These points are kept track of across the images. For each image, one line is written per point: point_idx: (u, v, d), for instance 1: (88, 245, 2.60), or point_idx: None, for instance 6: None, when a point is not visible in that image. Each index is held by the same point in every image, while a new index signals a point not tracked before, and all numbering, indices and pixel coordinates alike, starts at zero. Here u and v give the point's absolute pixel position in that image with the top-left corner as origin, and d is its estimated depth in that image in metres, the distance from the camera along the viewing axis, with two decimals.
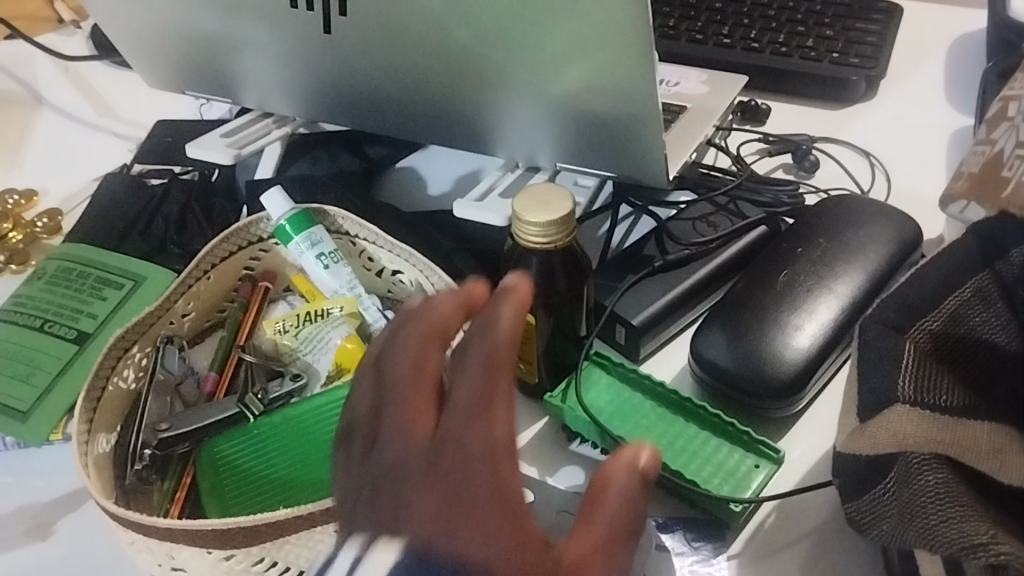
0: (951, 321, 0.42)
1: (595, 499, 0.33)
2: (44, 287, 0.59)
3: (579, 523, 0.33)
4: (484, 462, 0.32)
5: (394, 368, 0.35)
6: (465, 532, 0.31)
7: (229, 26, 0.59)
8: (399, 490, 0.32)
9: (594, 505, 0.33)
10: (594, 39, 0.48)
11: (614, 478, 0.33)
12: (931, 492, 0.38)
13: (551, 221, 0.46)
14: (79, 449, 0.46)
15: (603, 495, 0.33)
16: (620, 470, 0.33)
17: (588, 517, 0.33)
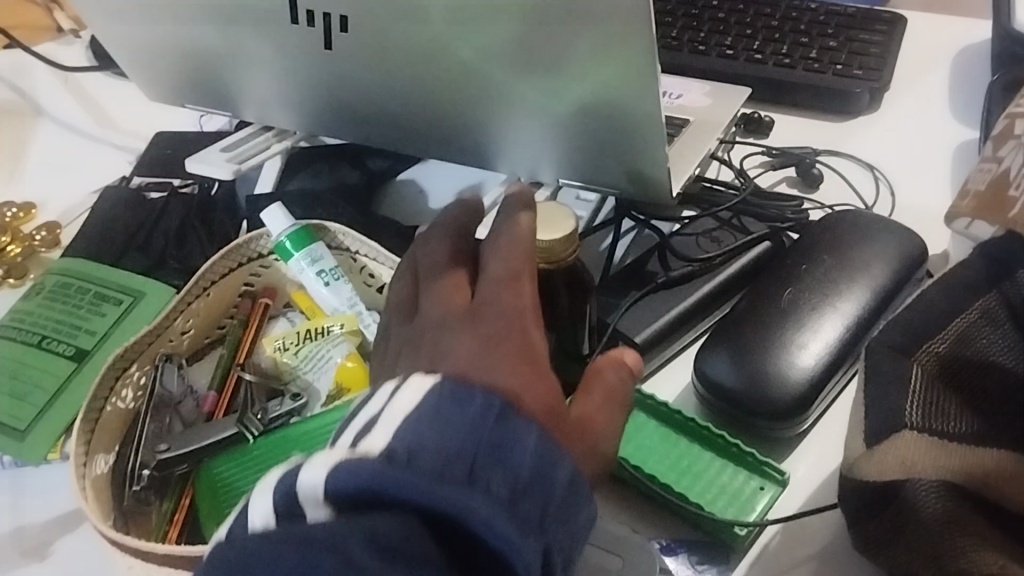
0: (959, 342, 0.41)
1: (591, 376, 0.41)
2: (41, 302, 0.59)
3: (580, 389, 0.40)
4: (515, 319, 0.40)
5: (435, 263, 0.45)
6: (500, 363, 0.37)
7: (228, 41, 0.58)
8: (440, 341, 0.39)
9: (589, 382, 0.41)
10: (597, 55, 0.47)
11: (608, 363, 0.41)
12: (941, 520, 0.38)
13: (557, 240, 0.46)
14: (76, 472, 0.46)
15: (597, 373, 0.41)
16: (607, 361, 0.41)
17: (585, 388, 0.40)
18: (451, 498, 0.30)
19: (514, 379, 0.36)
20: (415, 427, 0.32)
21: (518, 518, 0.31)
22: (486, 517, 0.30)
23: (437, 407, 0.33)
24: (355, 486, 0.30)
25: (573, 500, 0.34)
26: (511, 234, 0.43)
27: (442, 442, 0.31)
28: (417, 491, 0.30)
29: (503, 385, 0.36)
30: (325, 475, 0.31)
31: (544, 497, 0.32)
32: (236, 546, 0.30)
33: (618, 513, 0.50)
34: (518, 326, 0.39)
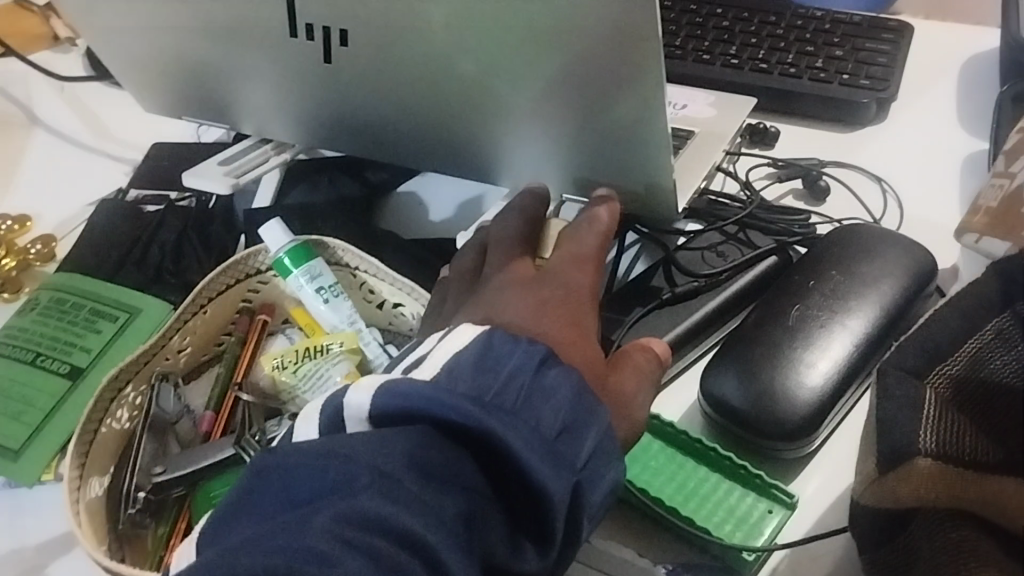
0: (972, 365, 0.39)
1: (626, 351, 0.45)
2: (36, 319, 0.58)
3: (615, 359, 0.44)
4: (572, 296, 0.44)
5: (503, 232, 0.49)
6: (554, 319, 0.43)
7: (226, 53, 0.57)
8: (500, 299, 0.44)
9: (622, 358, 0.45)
10: (603, 69, 0.46)
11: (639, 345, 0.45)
12: (959, 549, 0.37)
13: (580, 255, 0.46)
14: (69, 496, 0.45)
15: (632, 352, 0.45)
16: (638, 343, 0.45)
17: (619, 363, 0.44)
18: (490, 425, 0.34)
19: (565, 335, 0.42)
20: (463, 361, 0.37)
21: (557, 452, 0.35)
22: (520, 448, 0.34)
23: (481, 349, 0.38)
24: (396, 408, 0.36)
25: (606, 441, 0.37)
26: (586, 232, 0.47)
27: (483, 378, 0.36)
28: (456, 412, 0.35)
29: (554, 333, 0.42)
30: (369, 397, 0.36)
31: (580, 435, 0.36)
32: (279, 453, 0.36)
33: (623, 536, 0.49)
34: (573, 302, 0.44)
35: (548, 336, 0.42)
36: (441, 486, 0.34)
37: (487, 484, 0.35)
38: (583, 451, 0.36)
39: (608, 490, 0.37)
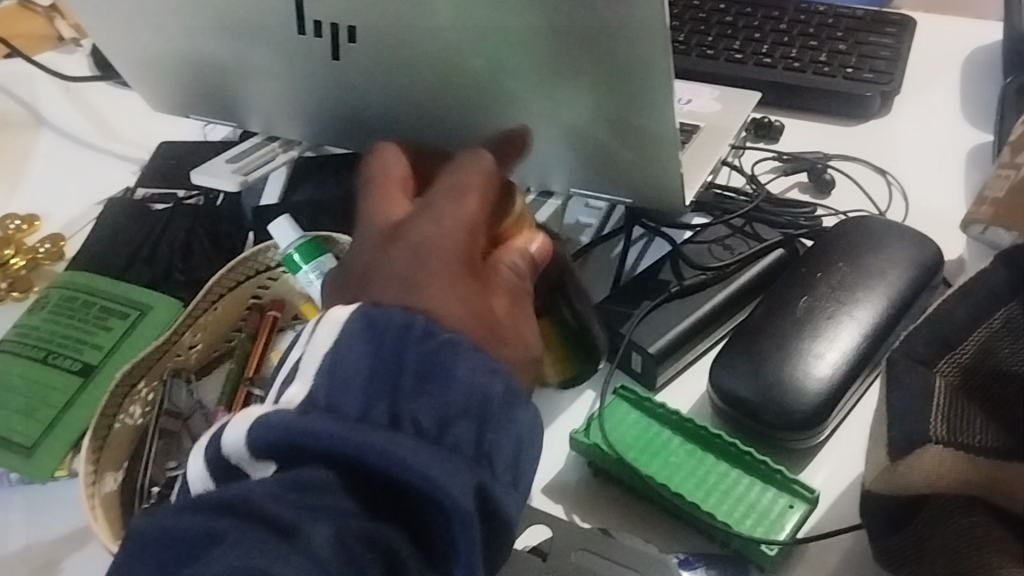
0: (982, 352, 0.39)
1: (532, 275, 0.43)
2: (46, 317, 0.58)
3: (517, 292, 0.42)
4: (454, 251, 0.41)
5: (382, 173, 0.46)
6: (441, 283, 0.39)
7: (234, 51, 0.58)
8: (373, 254, 0.41)
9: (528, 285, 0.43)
10: (611, 61, 0.46)
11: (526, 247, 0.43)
12: (972, 537, 0.38)
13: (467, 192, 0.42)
14: (85, 490, 0.45)
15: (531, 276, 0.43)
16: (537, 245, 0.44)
17: (524, 302, 0.42)
18: (372, 441, 0.35)
19: (458, 299, 0.39)
20: (335, 367, 0.37)
21: (449, 454, 0.36)
22: (407, 461, 0.35)
23: (352, 341, 0.38)
24: (275, 442, 0.36)
25: (513, 413, 0.38)
26: (464, 172, 0.43)
27: (366, 387, 0.37)
28: (334, 440, 0.35)
29: (431, 303, 0.39)
30: (246, 433, 0.37)
31: (476, 416, 0.37)
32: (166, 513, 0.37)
33: (635, 527, 0.49)
34: (458, 257, 0.41)
35: (422, 305, 0.39)
36: (339, 517, 0.35)
37: (384, 491, 0.36)
38: (471, 437, 0.37)
39: (518, 450, 0.38)
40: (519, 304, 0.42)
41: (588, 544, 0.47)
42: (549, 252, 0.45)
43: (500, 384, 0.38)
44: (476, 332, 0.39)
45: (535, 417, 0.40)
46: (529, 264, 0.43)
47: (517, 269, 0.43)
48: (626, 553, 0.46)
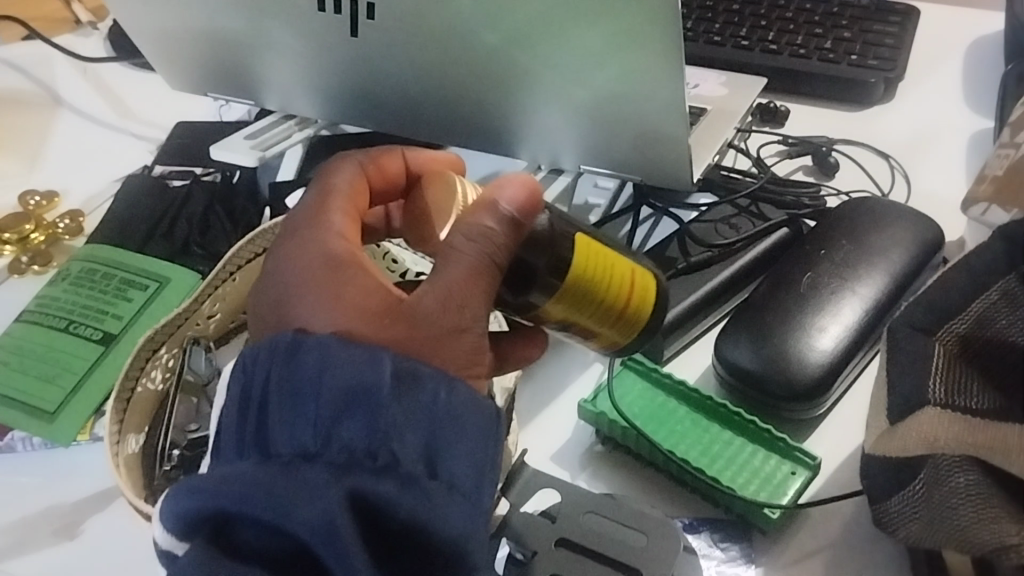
0: (979, 323, 0.40)
1: (490, 239, 0.39)
2: (67, 288, 0.60)
3: (459, 271, 0.39)
4: (327, 249, 0.40)
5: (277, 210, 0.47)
6: (321, 285, 0.39)
7: (255, 28, 0.59)
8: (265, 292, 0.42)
9: (480, 255, 0.39)
10: (623, 37, 0.48)
11: (494, 209, 0.40)
12: (967, 496, 0.39)
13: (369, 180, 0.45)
14: (110, 449, 0.47)
15: (489, 241, 0.39)
16: (511, 200, 0.40)
17: (471, 278, 0.39)
18: (237, 479, 0.34)
19: (347, 294, 0.39)
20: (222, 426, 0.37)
21: (319, 467, 0.34)
22: (274, 491, 0.33)
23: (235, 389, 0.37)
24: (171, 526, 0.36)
25: (414, 400, 0.36)
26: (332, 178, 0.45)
27: (239, 416, 0.36)
28: (201, 491, 0.34)
29: (309, 308, 0.39)
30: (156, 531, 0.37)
31: (358, 411, 0.35)
32: None
33: (641, 492, 0.51)
34: (343, 252, 0.40)
35: (301, 315, 0.39)
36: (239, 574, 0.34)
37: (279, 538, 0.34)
38: (354, 441, 0.35)
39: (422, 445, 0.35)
40: (454, 276, 0.39)
41: (596, 508, 0.48)
42: (534, 187, 0.41)
43: (382, 374, 0.35)
44: (367, 323, 0.38)
45: (452, 402, 0.36)
46: (477, 227, 0.39)
47: (459, 243, 0.39)
48: (633, 517, 0.47)
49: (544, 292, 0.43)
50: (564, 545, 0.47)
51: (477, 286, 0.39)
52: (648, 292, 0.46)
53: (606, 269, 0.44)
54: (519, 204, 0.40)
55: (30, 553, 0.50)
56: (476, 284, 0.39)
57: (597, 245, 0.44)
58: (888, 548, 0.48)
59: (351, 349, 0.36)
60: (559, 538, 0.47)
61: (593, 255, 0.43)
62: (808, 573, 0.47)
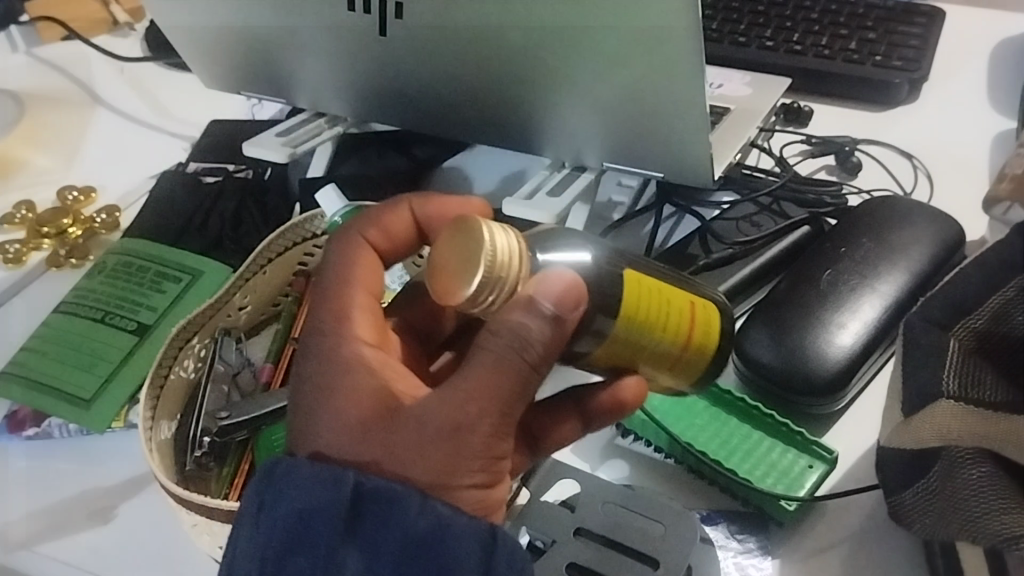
0: (996, 319, 0.40)
1: (526, 349, 0.36)
2: (103, 280, 0.61)
3: (469, 384, 0.36)
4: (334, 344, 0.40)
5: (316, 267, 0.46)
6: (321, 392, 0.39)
7: (287, 28, 0.61)
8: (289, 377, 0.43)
9: (496, 366, 0.36)
10: (645, 35, 0.49)
11: (532, 305, 0.36)
12: (980, 485, 0.40)
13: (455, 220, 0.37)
14: (144, 433, 0.48)
15: (534, 350, 0.36)
16: (548, 295, 0.36)
17: (486, 397, 0.36)
18: None
19: (344, 407, 0.38)
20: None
21: None
22: None
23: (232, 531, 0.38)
24: None
25: (372, 529, 0.36)
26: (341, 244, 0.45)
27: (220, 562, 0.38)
28: None
29: (308, 416, 0.39)
30: None
31: (311, 542, 0.36)
32: None
33: (659, 484, 0.52)
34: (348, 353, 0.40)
35: (303, 420, 0.39)
36: None
37: None
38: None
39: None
40: (453, 391, 0.37)
41: (615, 498, 0.49)
42: (568, 284, 0.37)
43: (335, 502, 0.36)
44: (358, 438, 0.37)
45: (427, 518, 0.36)
46: (504, 337, 0.36)
47: (482, 353, 0.36)
48: (651, 506, 0.48)
49: (594, 339, 0.40)
50: (582, 534, 0.48)
51: (487, 403, 0.36)
52: (712, 325, 0.44)
53: (658, 306, 0.41)
54: (558, 300, 0.36)
55: (67, 535, 0.52)
56: (485, 393, 0.36)
57: (646, 281, 0.41)
58: (904, 542, 0.48)
59: (317, 476, 0.36)
60: (577, 527, 0.48)
61: (644, 294, 0.40)
62: (824, 565, 0.48)
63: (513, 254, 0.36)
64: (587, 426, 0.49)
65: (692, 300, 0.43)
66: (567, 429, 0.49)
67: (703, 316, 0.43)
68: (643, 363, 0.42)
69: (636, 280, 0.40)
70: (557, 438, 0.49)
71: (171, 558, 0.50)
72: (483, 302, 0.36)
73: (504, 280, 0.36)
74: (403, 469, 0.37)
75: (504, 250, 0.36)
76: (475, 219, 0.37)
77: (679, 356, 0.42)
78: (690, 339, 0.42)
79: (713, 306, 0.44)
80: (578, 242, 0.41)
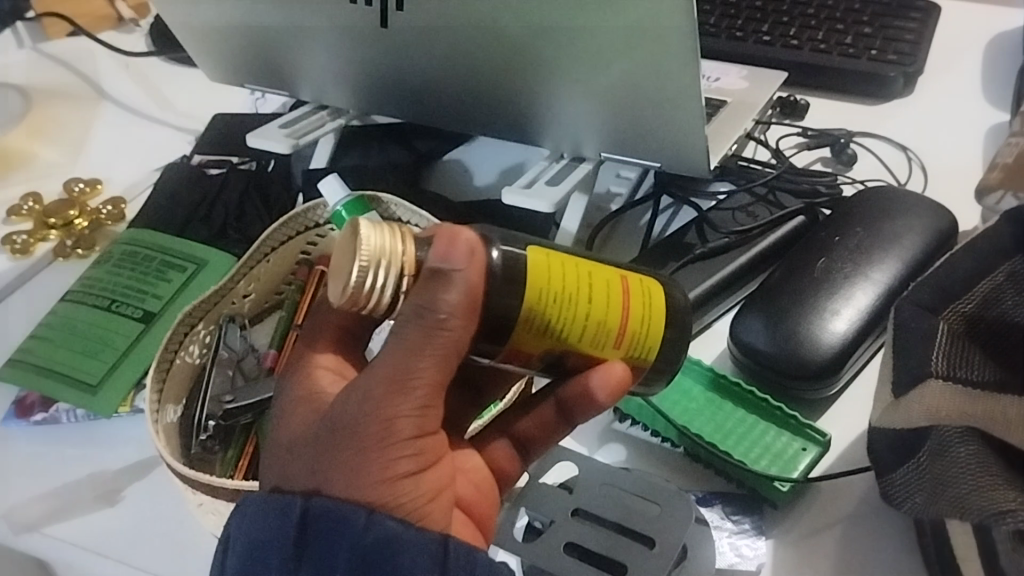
0: (985, 304, 0.41)
1: (429, 321, 0.36)
2: (110, 269, 0.63)
3: (375, 383, 0.37)
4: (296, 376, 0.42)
5: None
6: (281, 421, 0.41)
7: (292, 21, 0.62)
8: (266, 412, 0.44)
9: (398, 356, 0.36)
10: (642, 26, 0.50)
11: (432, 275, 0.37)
12: (967, 463, 0.40)
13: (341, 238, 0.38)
14: (150, 415, 0.49)
15: (438, 317, 0.36)
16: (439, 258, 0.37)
17: (394, 392, 0.36)
18: None
19: (291, 430, 0.40)
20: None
21: None
22: None
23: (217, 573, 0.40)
24: None
25: (320, 549, 0.36)
26: None
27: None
28: None
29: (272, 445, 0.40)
30: None
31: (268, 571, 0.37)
32: None
33: (656, 466, 0.53)
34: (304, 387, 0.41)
35: (269, 453, 0.40)
36: None
37: None
38: None
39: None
40: (363, 396, 0.37)
41: (611, 480, 0.50)
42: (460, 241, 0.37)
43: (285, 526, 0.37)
44: (299, 454, 0.38)
45: (372, 530, 0.36)
46: (403, 320, 0.36)
47: (392, 342, 0.37)
48: (647, 488, 0.49)
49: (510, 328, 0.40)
50: (580, 515, 0.49)
51: (398, 402, 0.36)
52: (654, 299, 0.43)
53: (575, 277, 0.40)
54: (445, 256, 0.37)
55: (73, 517, 0.53)
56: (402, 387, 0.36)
57: (558, 257, 0.40)
58: (896, 523, 0.49)
59: (269, 509, 0.38)
60: (575, 507, 0.49)
61: (551, 267, 0.40)
62: (818, 546, 0.48)
63: (392, 245, 0.38)
64: (573, 424, 0.46)
65: (619, 274, 0.42)
66: (550, 429, 0.47)
67: (637, 288, 0.43)
68: (573, 341, 0.41)
69: (545, 256, 0.40)
70: (543, 439, 0.47)
71: (177, 539, 0.51)
72: (382, 296, 0.37)
73: (388, 268, 0.37)
74: (340, 485, 0.37)
75: (377, 242, 0.37)
76: (353, 223, 0.38)
77: (614, 328, 0.42)
78: (622, 312, 0.42)
79: (655, 282, 0.44)
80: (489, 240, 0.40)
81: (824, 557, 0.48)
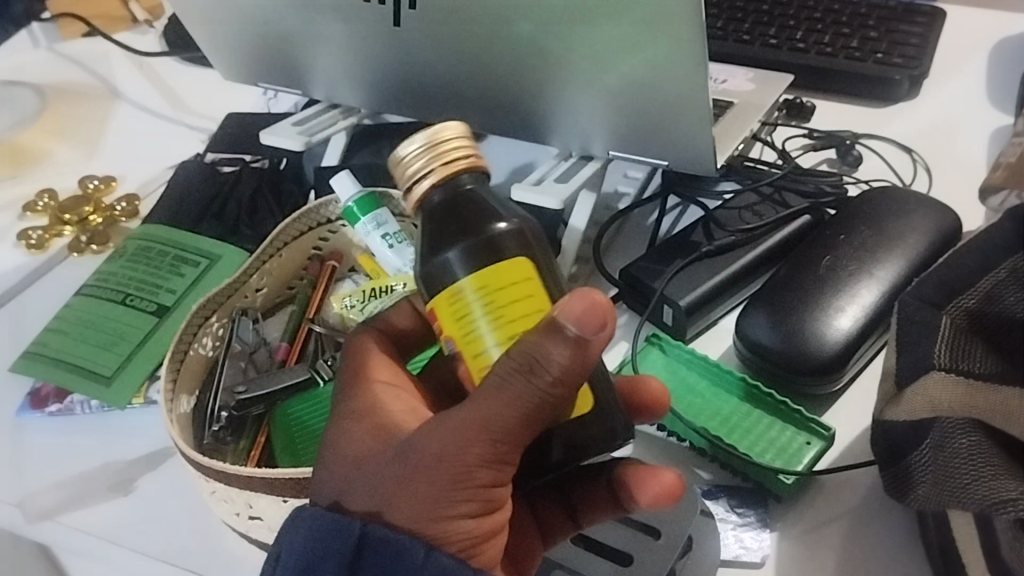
0: (986, 300, 0.42)
1: (536, 373, 0.35)
2: (124, 264, 0.63)
3: (465, 420, 0.37)
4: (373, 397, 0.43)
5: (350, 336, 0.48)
6: (365, 436, 0.41)
7: (306, 20, 0.63)
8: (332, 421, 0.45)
9: (494, 399, 0.36)
10: (649, 26, 0.51)
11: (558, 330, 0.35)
12: (969, 457, 0.41)
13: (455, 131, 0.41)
14: (165, 404, 0.49)
15: (546, 375, 0.35)
16: (571, 317, 0.35)
17: (474, 438, 0.37)
18: None
19: (362, 447, 0.41)
20: None
21: None
22: None
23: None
24: None
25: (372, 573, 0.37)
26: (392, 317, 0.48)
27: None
28: None
29: (351, 454, 0.41)
30: None
31: None
32: None
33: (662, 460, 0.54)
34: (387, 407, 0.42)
35: (342, 459, 0.41)
36: None
37: None
38: None
39: None
40: (451, 429, 0.37)
41: None
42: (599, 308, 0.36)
43: (341, 545, 0.38)
44: (377, 474, 0.39)
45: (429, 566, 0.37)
46: (507, 364, 0.36)
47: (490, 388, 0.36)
48: None
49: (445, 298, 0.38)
50: None
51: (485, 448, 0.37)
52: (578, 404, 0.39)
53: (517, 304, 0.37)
54: (580, 322, 0.35)
55: (87, 506, 0.53)
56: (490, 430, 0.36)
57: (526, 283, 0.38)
58: (901, 517, 0.50)
59: (329, 519, 0.38)
60: None
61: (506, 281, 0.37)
62: (824, 539, 0.49)
63: (447, 152, 0.39)
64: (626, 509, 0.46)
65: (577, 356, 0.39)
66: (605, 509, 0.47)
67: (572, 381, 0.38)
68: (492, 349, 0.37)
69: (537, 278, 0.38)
70: (598, 513, 0.47)
71: (191, 527, 0.52)
72: (408, 169, 0.39)
73: (426, 161, 0.39)
74: (406, 518, 0.38)
75: (439, 139, 0.39)
76: (460, 125, 0.40)
77: None
78: None
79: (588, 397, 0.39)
80: (501, 213, 0.39)
81: (829, 551, 0.48)
